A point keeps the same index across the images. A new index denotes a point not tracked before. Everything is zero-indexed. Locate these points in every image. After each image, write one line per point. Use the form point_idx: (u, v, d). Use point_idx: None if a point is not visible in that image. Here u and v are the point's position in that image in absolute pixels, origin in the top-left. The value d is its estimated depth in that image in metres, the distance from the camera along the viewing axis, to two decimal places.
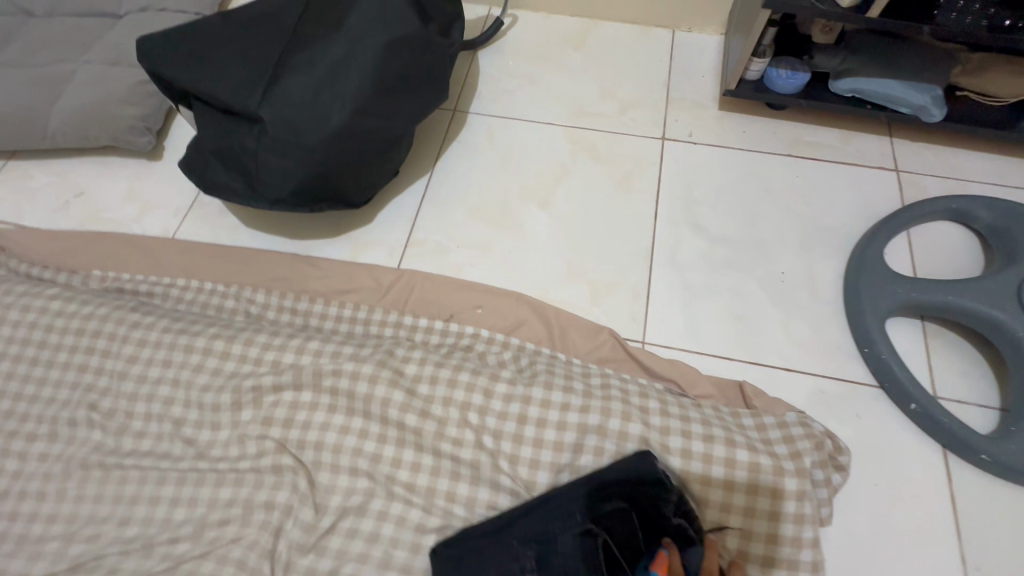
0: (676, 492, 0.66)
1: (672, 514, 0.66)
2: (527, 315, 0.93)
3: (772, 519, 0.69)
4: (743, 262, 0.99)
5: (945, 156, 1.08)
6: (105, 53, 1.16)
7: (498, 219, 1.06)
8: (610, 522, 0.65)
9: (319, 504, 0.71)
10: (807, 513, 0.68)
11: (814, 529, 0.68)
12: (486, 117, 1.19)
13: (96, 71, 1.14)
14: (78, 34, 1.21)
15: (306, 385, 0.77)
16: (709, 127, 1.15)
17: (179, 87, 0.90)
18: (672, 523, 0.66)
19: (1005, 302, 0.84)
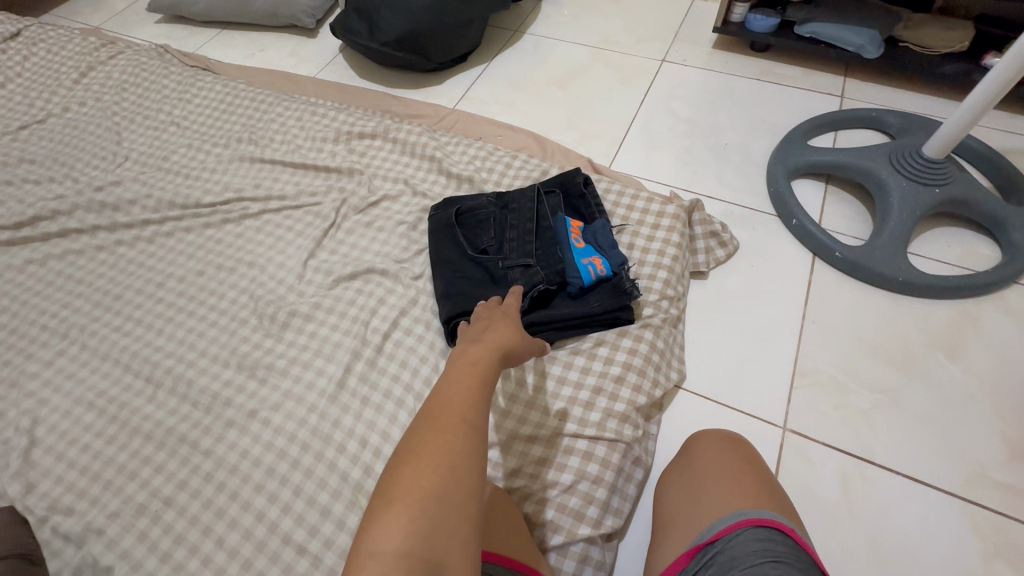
0: (594, 187, 0.99)
1: (589, 202, 0.98)
2: (531, 141, 1.33)
3: (652, 228, 0.99)
4: (698, 134, 1.33)
5: (885, 92, 1.37)
6: None
7: (528, 92, 1.48)
8: (548, 195, 0.98)
9: (372, 190, 1.14)
10: (676, 225, 0.99)
11: (678, 236, 0.98)
12: (536, 36, 1.64)
13: None
14: None
15: (382, 138, 1.23)
16: (700, 57, 1.52)
17: None
18: (586, 206, 0.97)
19: (878, 158, 1.11)
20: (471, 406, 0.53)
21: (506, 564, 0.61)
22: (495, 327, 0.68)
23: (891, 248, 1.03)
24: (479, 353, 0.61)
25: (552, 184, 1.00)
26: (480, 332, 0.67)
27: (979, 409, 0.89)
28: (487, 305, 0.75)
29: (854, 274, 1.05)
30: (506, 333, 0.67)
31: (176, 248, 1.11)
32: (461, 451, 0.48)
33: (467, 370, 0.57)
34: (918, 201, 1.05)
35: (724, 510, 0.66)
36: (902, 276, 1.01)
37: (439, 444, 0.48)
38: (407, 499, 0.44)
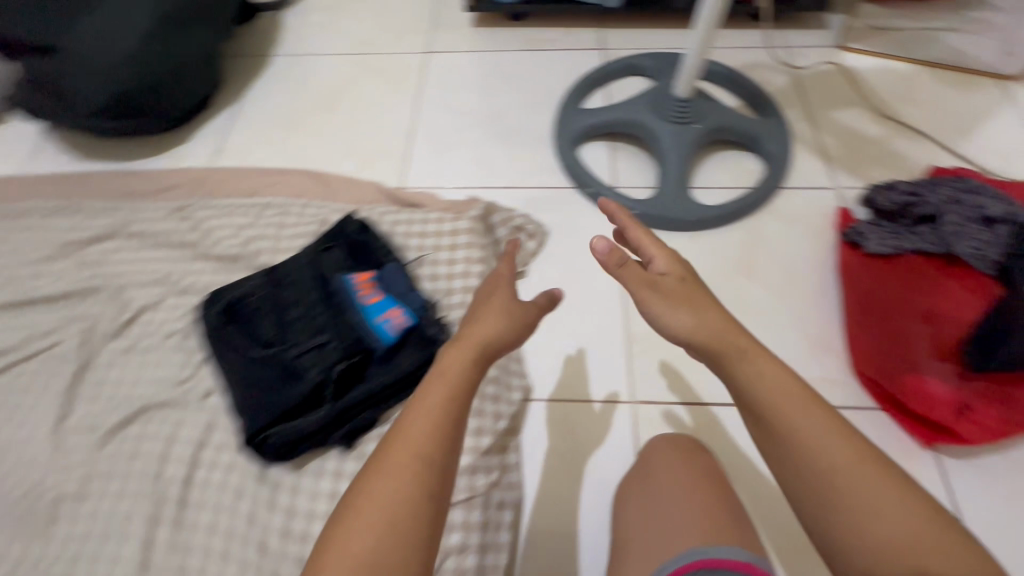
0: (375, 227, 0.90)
1: (375, 246, 0.89)
2: (312, 183, 1.19)
3: (450, 250, 0.93)
4: (480, 123, 1.27)
5: (638, 35, 1.42)
6: None
7: (292, 124, 1.31)
8: (326, 253, 0.86)
9: (123, 305, 0.93)
10: (472, 240, 0.94)
11: (478, 251, 0.93)
12: (285, 57, 1.45)
13: None
14: None
15: (120, 235, 1.01)
16: (465, 39, 1.45)
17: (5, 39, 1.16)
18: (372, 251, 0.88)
19: (642, 108, 1.15)
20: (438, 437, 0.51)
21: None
22: (493, 317, 0.62)
23: (675, 193, 1.08)
24: (458, 357, 0.57)
25: (325, 240, 0.89)
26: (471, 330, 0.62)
27: (781, 318, 0.97)
28: (489, 285, 0.68)
29: (652, 226, 1.08)
30: (493, 327, 0.61)
31: None
32: (388, 525, 0.47)
33: (418, 415, 0.52)
34: (684, 141, 1.10)
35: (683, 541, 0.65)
36: (691, 216, 1.06)
37: (367, 517, 0.47)
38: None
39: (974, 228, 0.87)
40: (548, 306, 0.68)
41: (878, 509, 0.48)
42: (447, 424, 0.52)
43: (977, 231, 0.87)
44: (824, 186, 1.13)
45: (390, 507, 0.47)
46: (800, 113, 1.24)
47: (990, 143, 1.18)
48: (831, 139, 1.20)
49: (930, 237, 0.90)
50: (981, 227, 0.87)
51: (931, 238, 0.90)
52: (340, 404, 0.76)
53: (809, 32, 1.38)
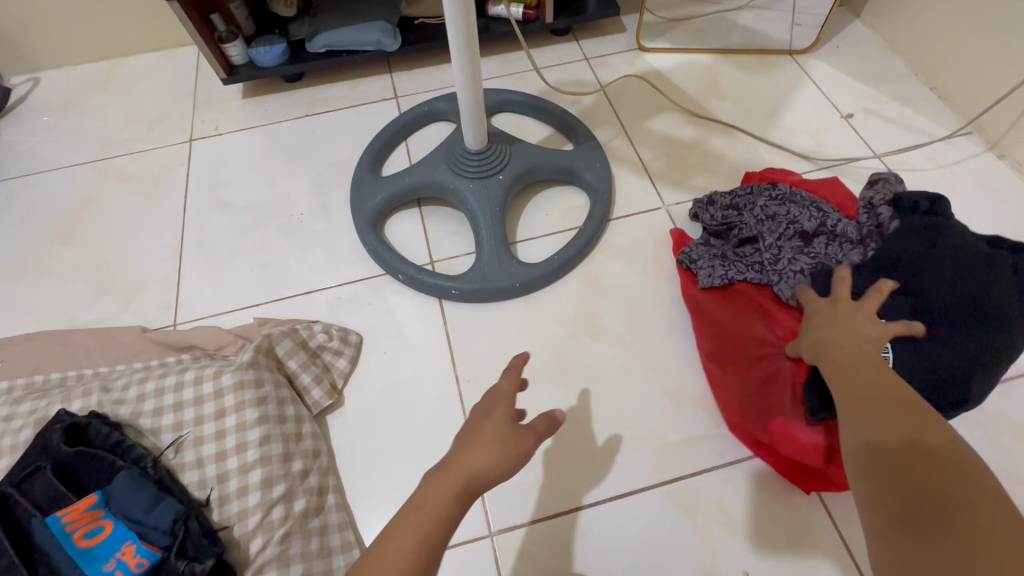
0: (103, 425, 0.68)
1: (105, 451, 0.67)
2: (46, 348, 0.91)
3: (217, 417, 0.72)
4: (265, 217, 1.06)
5: (433, 74, 1.27)
6: None
7: (21, 272, 1.02)
8: (25, 486, 0.63)
9: None
10: (244, 397, 0.73)
11: (255, 408, 0.73)
12: (3, 182, 1.15)
13: None
14: None
15: None
16: (236, 116, 1.23)
17: None
18: (100, 460, 0.66)
19: (440, 167, 1.00)
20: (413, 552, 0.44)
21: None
22: (479, 442, 0.52)
23: (496, 256, 0.93)
24: (430, 497, 0.47)
25: (24, 465, 0.65)
26: (457, 452, 0.51)
27: (636, 375, 0.87)
28: (480, 404, 0.57)
29: (479, 300, 0.93)
30: (490, 460, 0.51)
31: None
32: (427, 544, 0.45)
33: (488, 443, 0.52)
34: (492, 195, 0.96)
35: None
36: (518, 281, 0.92)
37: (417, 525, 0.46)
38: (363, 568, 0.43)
39: (790, 250, 0.82)
40: (549, 435, 0.57)
41: (924, 432, 0.47)
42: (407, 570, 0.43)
43: (795, 253, 0.81)
44: (652, 207, 1.04)
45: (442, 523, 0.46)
46: (614, 129, 1.15)
47: (797, 123, 1.15)
48: (649, 152, 1.12)
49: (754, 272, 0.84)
50: (797, 248, 0.82)
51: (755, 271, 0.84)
52: None
53: (606, 40, 1.31)
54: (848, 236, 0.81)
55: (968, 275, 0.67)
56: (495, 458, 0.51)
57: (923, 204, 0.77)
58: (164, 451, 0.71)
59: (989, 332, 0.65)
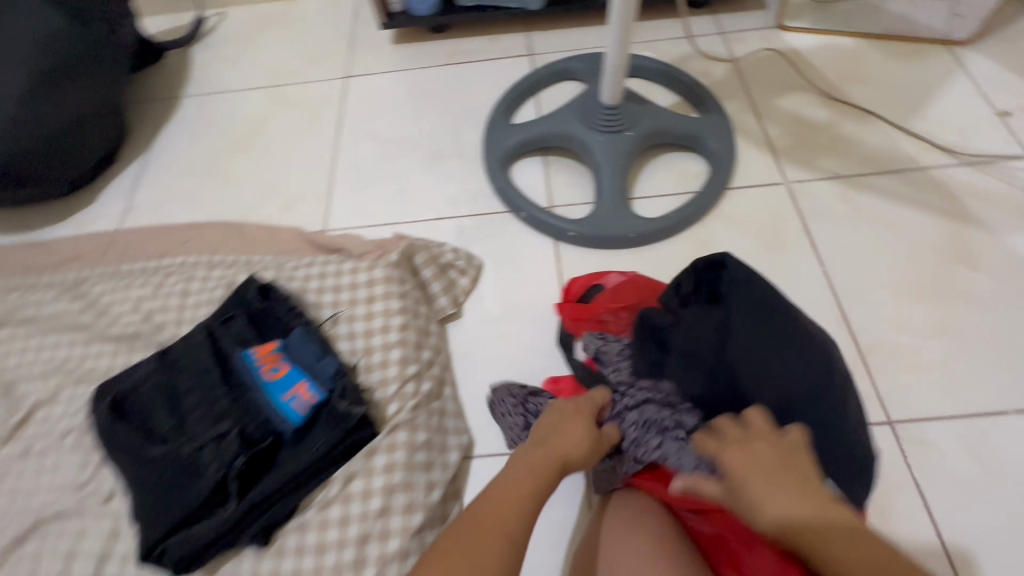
0: (279, 290, 0.82)
1: (282, 311, 0.81)
2: (226, 235, 1.10)
3: (368, 303, 0.85)
4: (406, 150, 1.19)
5: (567, 36, 1.34)
6: None
7: (205, 171, 1.22)
8: (224, 325, 0.78)
9: (15, 402, 0.85)
10: (390, 291, 0.86)
11: (398, 301, 0.85)
12: (195, 97, 1.35)
13: None
14: None
15: (9, 321, 0.92)
16: (386, 59, 1.36)
17: None
18: (279, 317, 0.80)
19: (571, 119, 1.07)
20: (514, 513, 0.57)
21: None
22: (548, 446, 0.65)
23: (613, 207, 1.00)
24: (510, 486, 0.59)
25: (225, 310, 0.81)
26: (550, 435, 0.66)
27: None
28: (565, 400, 0.72)
29: (592, 245, 1.00)
30: (580, 439, 0.66)
31: None
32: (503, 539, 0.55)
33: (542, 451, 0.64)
34: (619, 150, 1.02)
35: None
36: (632, 231, 0.98)
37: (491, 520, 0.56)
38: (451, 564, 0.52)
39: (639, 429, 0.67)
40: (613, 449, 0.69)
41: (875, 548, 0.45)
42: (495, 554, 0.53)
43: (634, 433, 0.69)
44: (772, 182, 1.05)
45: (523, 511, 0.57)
46: (742, 104, 1.16)
47: (943, 116, 1.11)
48: (776, 129, 1.12)
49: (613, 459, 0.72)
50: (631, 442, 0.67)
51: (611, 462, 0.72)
52: (248, 500, 0.68)
53: (746, 15, 1.30)
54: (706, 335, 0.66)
55: (767, 349, 0.62)
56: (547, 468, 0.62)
57: (661, 325, 0.69)
58: (323, 322, 0.84)
59: (837, 403, 0.60)
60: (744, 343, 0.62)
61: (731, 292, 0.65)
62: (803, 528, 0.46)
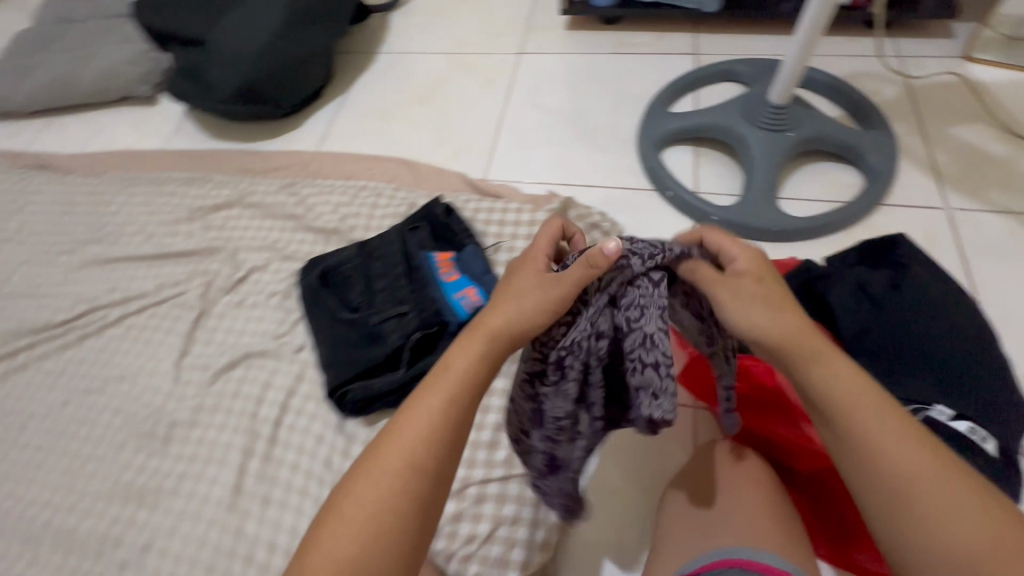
0: (458, 213, 0.96)
1: (459, 230, 0.95)
2: (402, 169, 1.28)
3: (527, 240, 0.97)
4: (565, 123, 1.31)
5: (735, 41, 1.39)
6: (137, 40, 1.54)
7: (391, 116, 1.42)
8: (413, 232, 0.94)
9: (237, 265, 1.06)
10: None
11: None
12: (389, 54, 1.57)
13: (122, 74, 1.52)
14: (95, 39, 1.57)
15: (239, 204, 1.15)
16: (557, 42, 1.49)
17: (174, 36, 1.38)
18: (457, 234, 0.94)
19: (733, 114, 1.13)
20: (435, 432, 0.52)
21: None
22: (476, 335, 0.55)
23: (760, 201, 1.05)
24: (440, 390, 0.54)
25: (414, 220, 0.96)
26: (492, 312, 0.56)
27: None
28: (516, 260, 0.60)
29: (732, 233, 1.05)
30: (534, 311, 0.55)
31: (37, 379, 1.00)
32: (413, 461, 0.51)
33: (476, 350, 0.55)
34: (775, 149, 1.07)
35: (713, 544, 0.64)
36: (776, 226, 1.02)
37: (401, 442, 0.52)
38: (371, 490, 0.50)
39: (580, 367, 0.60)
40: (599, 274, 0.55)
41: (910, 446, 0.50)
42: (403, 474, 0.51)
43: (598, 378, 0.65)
44: (932, 206, 1.04)
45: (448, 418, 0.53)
46: (910, 126, 1.15)
47: None
48: (945, 156, 1.10)
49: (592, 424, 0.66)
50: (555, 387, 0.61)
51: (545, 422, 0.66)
52: (416, 370, 0.82)
53: (931, 41, 1.28)
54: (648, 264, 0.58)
55: (891, 327, 0.69)
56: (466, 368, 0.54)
57: None
58: (486, 248, 0.98)
59: (973, 372, 0.65)
60: (868, 321, 0.70)
61: (841, 278, 0.74)
62: (845, 402, 0.52)
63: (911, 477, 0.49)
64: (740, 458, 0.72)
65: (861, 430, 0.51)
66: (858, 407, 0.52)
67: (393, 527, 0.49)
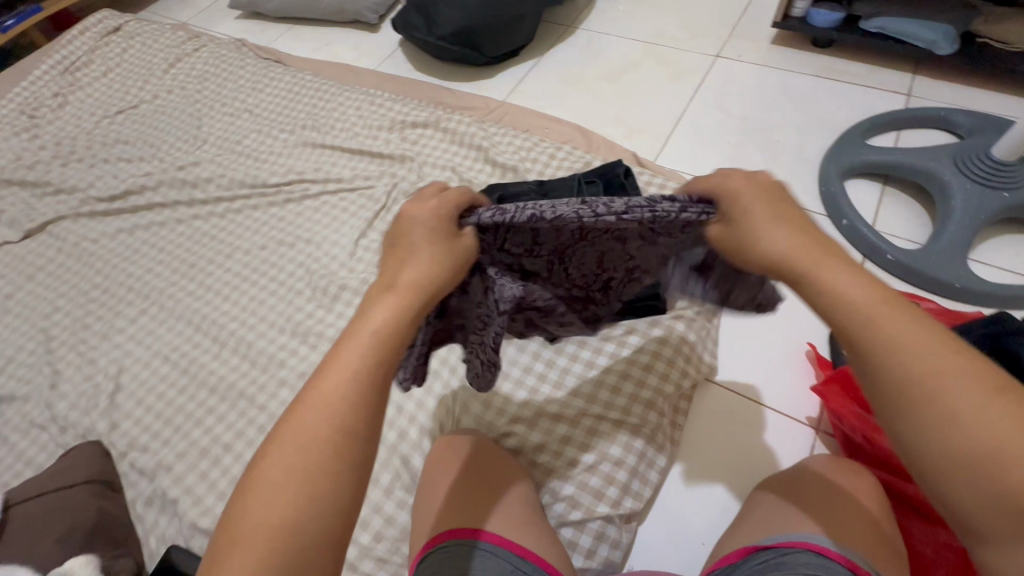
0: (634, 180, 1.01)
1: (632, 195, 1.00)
2: (577, 132, 1.35)
3: None
4: (748, 130, 1.31)
5: (957, 91, 1.30)
6: None
7: (577, 86, 1.50)
8: (588, 187, 1.00)
9: (421, 176, 1.20)
10: None
11: None
12: (588, 31, 1.65)
13: None
14: None
15: (433, 126, 1.29)
16: (759, 52, 1.48)
17: None
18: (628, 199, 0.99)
19: (941, 160, 1.07)
20: (353, 396, 0.43)
21: (448, 536, 0.66)
22: (407, 263, 0.50)
23: (948, 252, 0.98)
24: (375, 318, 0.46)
25: (592, 175, 1.03)
26: (397, 270, 0.50)
27: None
28: (395, 227, 0.53)
29: (904, 278, 1.00)
30: (429, 267, 0.50)
31: (247, 223, 1.22)
32: (340, 400, 0.43)
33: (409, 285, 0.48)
34: (980, 206, 1.00)
35: (793, 525, 0.64)
36: (959, 282, 0.96)
37: (330, 387, 0.43)
38: (297, 440, 0.42)
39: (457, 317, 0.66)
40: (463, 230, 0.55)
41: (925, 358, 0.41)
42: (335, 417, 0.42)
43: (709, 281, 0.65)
44: None
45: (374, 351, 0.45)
46: None
47: None
48: None
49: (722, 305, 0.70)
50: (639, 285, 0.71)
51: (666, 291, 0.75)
52: None
53: None
54: (629, 218, 0.53)
55: None
56: (397, 298, 0.48)
57: None
58: None
59: None
60: None
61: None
62: (852, 301, 0.44)
63: (929, 377, 0.40)
64: (854, 473, 0.70)
65: (872, 331, 0.43)
66: (868, 314, 0.44)
67: (326, 507, 0.41)
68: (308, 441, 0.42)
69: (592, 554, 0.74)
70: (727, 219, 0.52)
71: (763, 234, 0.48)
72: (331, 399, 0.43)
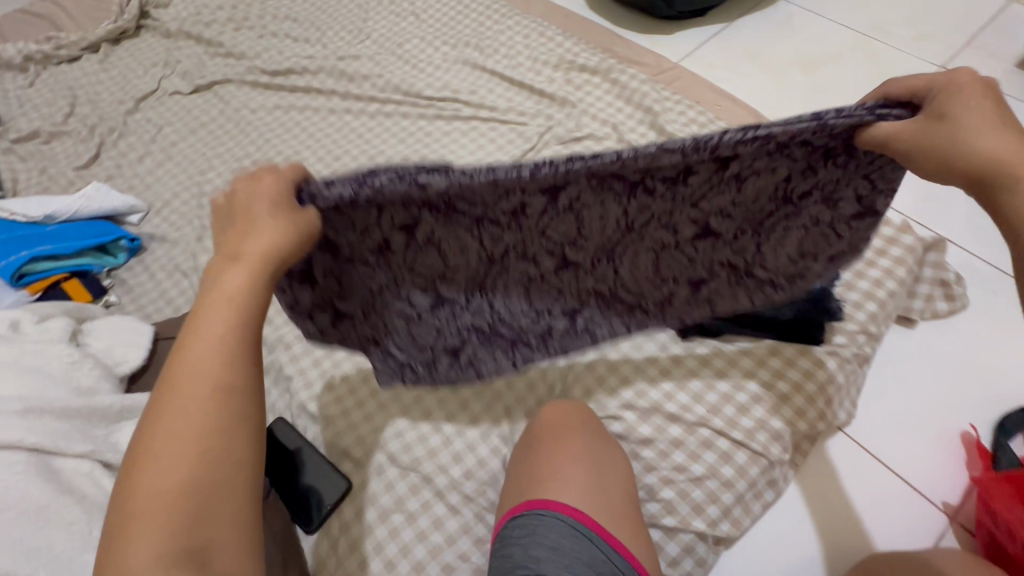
0: None
1: None
2: (755, 115, 1.20)
3: (876, 252, 0.88)
4: None
5: None
6: None
7: (764, 65, 1.34)
8: None
9: (579, 124, 1.13)
10: (903, 261, 0.87)
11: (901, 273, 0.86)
12: (791, 4, 1.45)
13: None
14: None
15: (602, 74, 1.20)
16: (995, 73, 1.24)
17: None
18: None
19: None
20: (217, 390, 0.41)
21: (566, 513, 0.65)
22: (249, 236, 0.44)
23: None
24: (228, 302, 0.43)
25: None
26: (239, 243, 0.45)
27: None
28: (231, 200, 0.47)
29: None
30: (277, 235, 0.45)
31: (394, 130, 1.21)
32: (205, 397, 0.41)
33: (252, 262, 0.44)
34: None
35: None
36: None
37: (188, 388, 0.41)
38: (166, 448, 0.39)
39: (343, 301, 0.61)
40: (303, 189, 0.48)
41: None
42: (204, 412, 0.41)
43: (806, 230, 0.65)
44: None
45: (232, 333, 0.42)
46: None
47: None
48: None
49: (821, 267, 0.70)
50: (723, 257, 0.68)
51: (750, 284, 0.70)
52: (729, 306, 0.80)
53: None
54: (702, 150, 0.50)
55: None
56: (246, 274, 0.43)
57: None
58: None
59: None
60: None
61: None
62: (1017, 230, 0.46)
63: None
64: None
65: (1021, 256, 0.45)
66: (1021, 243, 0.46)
67: (223, 500, 0.40)
68: (181, 444, 0.40)
69: (675, 564, 0.72)
70: (941, 114, 0.46)
71: (979, 136, 0.45)
72: (192, 397, 0.40)
